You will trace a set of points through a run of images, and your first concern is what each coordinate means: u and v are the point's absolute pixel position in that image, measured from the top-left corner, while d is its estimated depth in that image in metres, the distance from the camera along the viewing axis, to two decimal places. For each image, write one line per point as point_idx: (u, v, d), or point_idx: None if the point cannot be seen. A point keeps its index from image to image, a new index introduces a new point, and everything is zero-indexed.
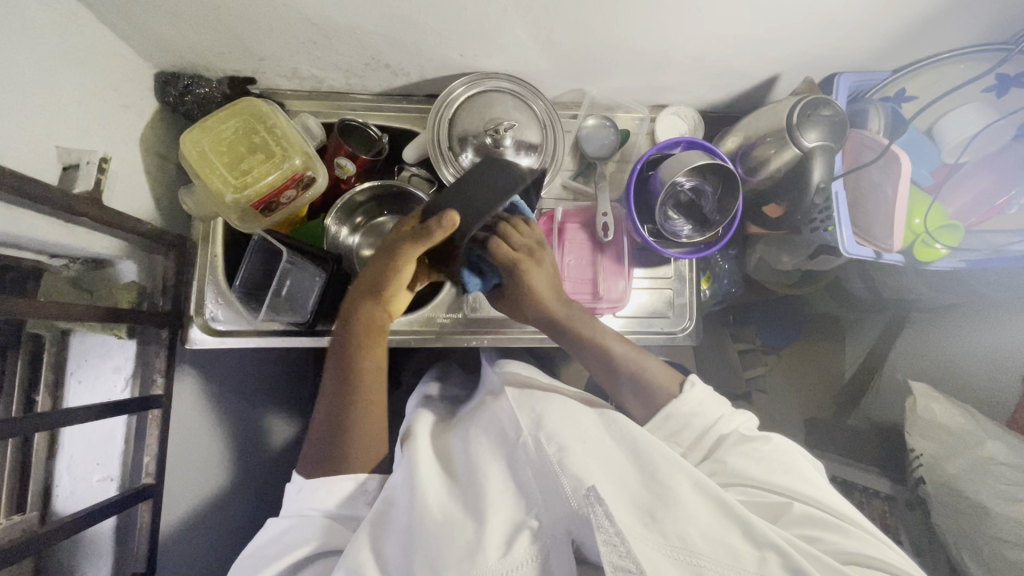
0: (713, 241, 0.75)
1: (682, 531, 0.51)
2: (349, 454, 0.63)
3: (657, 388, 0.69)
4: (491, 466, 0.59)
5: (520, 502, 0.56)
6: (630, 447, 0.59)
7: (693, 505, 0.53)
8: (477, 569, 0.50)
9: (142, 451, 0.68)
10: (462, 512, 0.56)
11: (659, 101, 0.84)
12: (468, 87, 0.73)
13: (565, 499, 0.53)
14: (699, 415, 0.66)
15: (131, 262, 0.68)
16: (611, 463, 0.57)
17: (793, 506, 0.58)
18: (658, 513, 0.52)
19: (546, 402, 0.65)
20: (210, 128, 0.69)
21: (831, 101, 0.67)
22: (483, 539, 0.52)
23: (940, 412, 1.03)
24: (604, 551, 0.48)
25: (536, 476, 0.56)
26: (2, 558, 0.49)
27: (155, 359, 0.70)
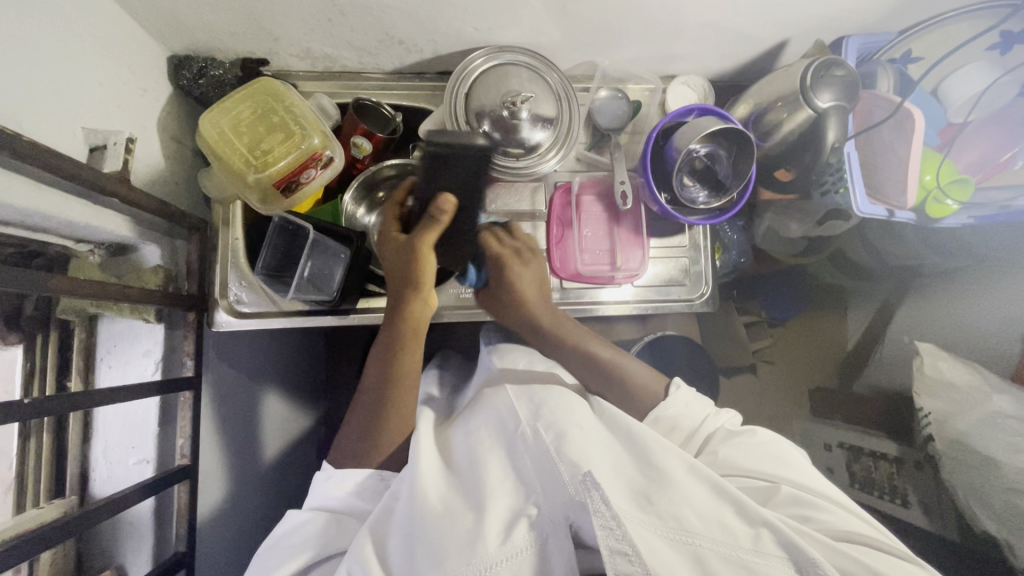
0: (728, 206, 0.77)
1: (677, 511, 0.50)
2: (378, 444, 0.66)
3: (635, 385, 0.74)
4: (490, 454, 0.60)
5: (518, 490, 0.55)
6: (625, 434, 0.60)
7: (690, 489, 0.53)
8: (477, 558, 0.50)
9: (176, 433, 0.68)
10: (462, 502, 0.56)
11: (669, 72, 0.85)
12: (487, 59, 0.74)
13: (562, 484, 0.53)
14: (685, 417, 0.69)
15: (155, 246, 0.67)
16: (608, 450, 0.58)
17: (780, 489, 0.59)
18: (653, 496, 0.52)
19: (546, 392, 0.66)
20: (228, 108, 0.69)
21: (843, 62, 0.68)
22: (482, 527, 0.52)
23: (947, 370, 1.06)
24: (601, 535, 0.47)
25: (536, 464, 0.57)
26: (52, 532, 0.50)
27: (184, 343, 0.70)
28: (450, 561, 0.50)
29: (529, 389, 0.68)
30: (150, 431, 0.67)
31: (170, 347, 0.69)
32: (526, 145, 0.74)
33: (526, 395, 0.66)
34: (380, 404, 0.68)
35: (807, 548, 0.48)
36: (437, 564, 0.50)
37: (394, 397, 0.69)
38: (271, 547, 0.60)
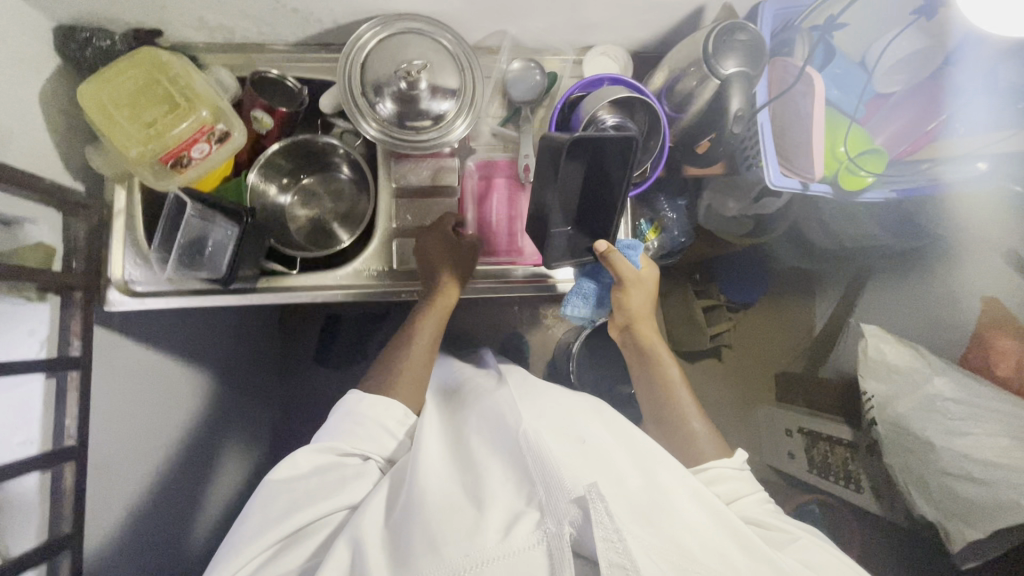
0: (642, 179, 0.75)
1: (679, 539, 0.54)
2: (405, 391, 0.72)
3: (697, 437, 0.75)
4: (496, 457, 0.62)
5: (519, 491, 0.57)
6: (632, 451, 0.64)
7: (689, 514, 0.58)
8: (476, 550, 0.52)
9: (64, 413, 0.67)
10: (464, 500, 0.58)
11: (587, 43, 0.82)
12: (377, 30, 0.70)
13: (565, 489, 0.54)
14: (731, 487, 0.70)
15: (37, 223, 0.65)
16: (613, 463, 0.62)
17: (797, 539, 0.63)
18: (657, 518, 0.56)
19: (549, 401, 0.69)
20: (108, 79, 0.66)
21: (745, 25, 0.65)
22: (483, 522, 0.54)
23: (891, 353, 1.01)
24: (603, 547, 0.49)
25: (537, 463, 0.58)
26: None
27: (73, 322, 0.68)
28: (448, 548, 0.52)
29: (535, 395, 0.71)
30: (34, 413, 0.65)
31: (58, 325, 0.67)
32: (428, 118, 0.72)
33: (530, 402, 0.69)
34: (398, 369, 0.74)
35: None
36: (432, 550, 0.52)
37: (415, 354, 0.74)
38: (283, 485, 0.61)
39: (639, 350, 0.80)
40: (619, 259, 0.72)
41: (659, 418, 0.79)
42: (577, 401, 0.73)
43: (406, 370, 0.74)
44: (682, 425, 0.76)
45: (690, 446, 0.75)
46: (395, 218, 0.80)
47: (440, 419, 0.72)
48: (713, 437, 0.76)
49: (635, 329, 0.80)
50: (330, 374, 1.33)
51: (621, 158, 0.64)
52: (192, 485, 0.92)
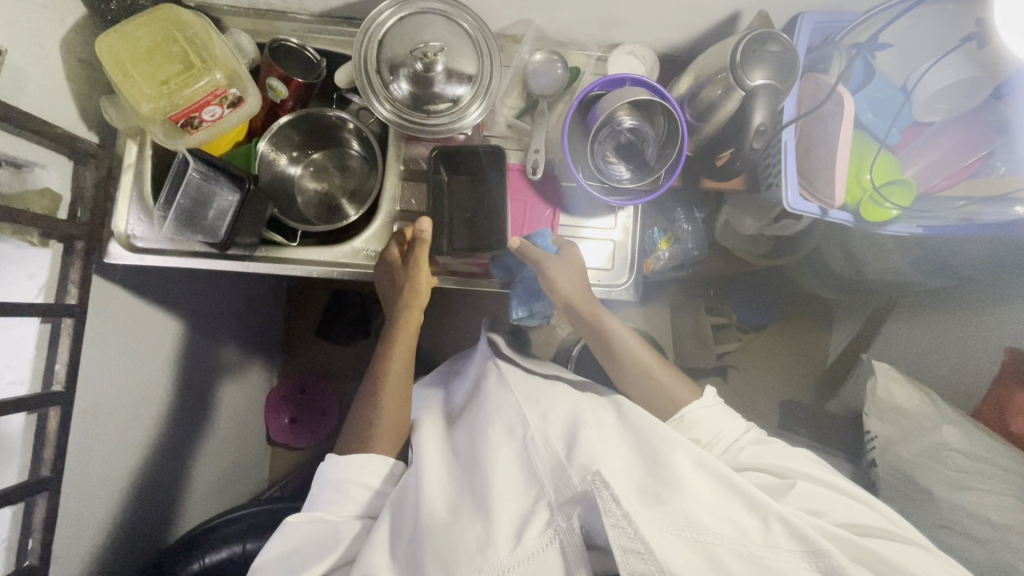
0: (654, 188, 0.71)
1: (686, 509, 0.53)
2: (382, 436, 0.70)
3: (666, 390, 0.75)
4: (497, 454, 0.63)
5: (528, 494, 0.58)
6: (634, 440, 0.64)
7: (694, 484, 0.56)
8: (489, 563, 0.52)
9: (55, 359, 0.68)
10: (471, 506, 0.58)
11: (614, 40, 0.79)
12: (396, 10, 0.68)
13: (572, 487, 0.56)
14: (715, 426, 0.70)
15: (46, 170, 0.65)
16: (617, 453, 0.62)
17: (796, 485, 0.61)
18: (662, 495, 0.55)
19: (553, 405, 0.70)
20: (126, 33, 0.66)
21: (780, 35, 0.61)
22: (492, 533, 0.54)
23: (900, 395, 0.97)
24: (613, 535, 0.49)
25: (546, 467, 0.60)
26: None
27: (72, 271, 0.69)
28: (461, 567, 0.52)
29: (536, 397, 0.73)
30: (25, 354, 0.66)
31: (57, 272, 0.68)
32: (441, 102, 0.71)
33: (533, 404, 0.71)
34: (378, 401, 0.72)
35: (819, 540, 0.50)
36: (447, 571, 0.53)
37: (387, 395, 0.73)
38: (277, 564, 0.60)
39: (592, 327, 0.77)
40: (532, 251, 0.71)
41: (633, 387, 0.77)
42: (586, 398, 0.74)
43: (385, 408, 0.72)
44: (653, 378, 0.76)
45: (662, 395, 0.75)
46: (400, 200, 0.80)
47: (442, 435, 0.75)
48: (680, 380, 0.76)
49: (581, 310, 0.75)
50: (330, 348, 1.34)
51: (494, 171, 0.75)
52: (181, 442, 0.94)
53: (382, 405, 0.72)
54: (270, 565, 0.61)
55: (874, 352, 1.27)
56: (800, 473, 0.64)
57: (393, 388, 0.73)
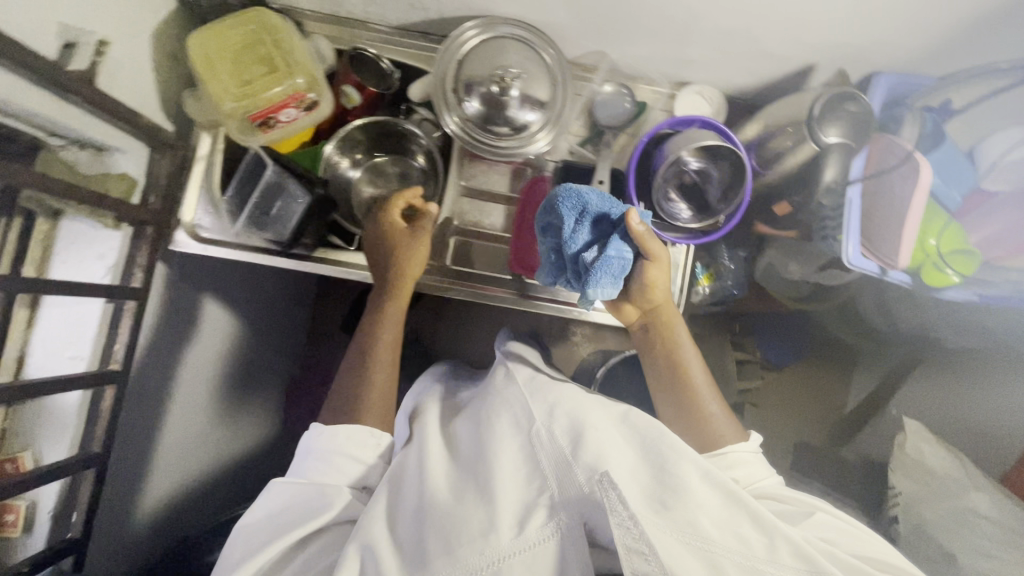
0: (711, 230, 0.72)
1: (692, 517, 0.51)
2: (375, 412, 0.68)
3: (710, 421, 0.70)
4: (501, 445, 0.61)
5: (530, 485, 0.58)
6: (641, 438, 0.61)
7: (702, 494, 0.54)
8: (490, 547, 0.53)
9: (114, 339, 0.71)
10: (475, 491, 0.58)
11: (684, 79, 0.80)
12: (480, 32, 0.70)
13: (578, 485, 0.55)
14: (750, 466, 0.67)
15: (123, 155, 0.68)
16: (623, 454, 0.59)
17: (815, 514, 0.59)
18: (667, 499, 0.53)
19: (559, 392, 0.67)
20: (217, 33, 0.67)
21: (860, 95, 0.62)
22: (496, 518, 0.55)
23: (929, 454, 0.98)
24: (617, 533, 0.49)
25: (553, 467, 0.58)
26: None
27: (139, 254, 0.72)
28: (463, 548, 0.53)
29: (545, 388, 0.69)
30: (89, 332, 0.69)
31: (124, 255, 0.70)
32: (511, 126, 0.72)
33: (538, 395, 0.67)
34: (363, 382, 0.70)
35: (825, 563, 0.49)
36: (448, 551, 0.53)
37: (379, 365, 0.71)
38: (257, 526, 0.60)
39: (660, 336, 0.74)
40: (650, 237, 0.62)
41: (674, 409, 0.72)
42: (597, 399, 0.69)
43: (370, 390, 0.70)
44: (701, 410, 0.71)
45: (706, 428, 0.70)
46: (457, 215, 0.82)
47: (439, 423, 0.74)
48: (727, 418, 0.71)
49: (661, 312, 0.73)
50: None
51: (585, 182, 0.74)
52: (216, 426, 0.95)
53: (370, 373, 0.71)
54: (256, 522, 0.61)
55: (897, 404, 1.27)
56: (818, 505, 0.62)
57: (382, 354, 0.72)
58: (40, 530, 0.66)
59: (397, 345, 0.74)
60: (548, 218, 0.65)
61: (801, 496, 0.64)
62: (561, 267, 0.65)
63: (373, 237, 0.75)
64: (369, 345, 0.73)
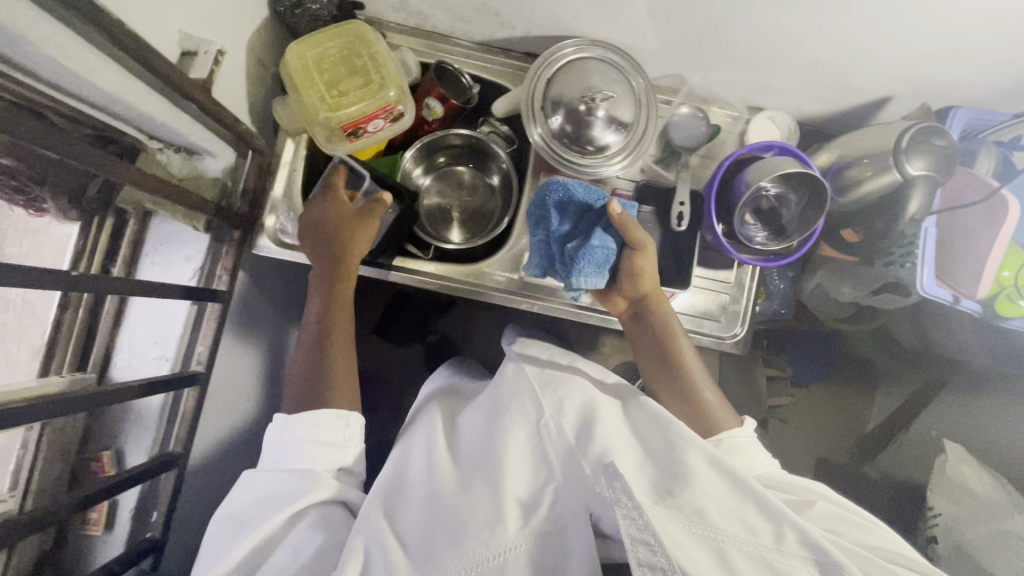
0: (785, 254, 0.74)
1: (697, 504, 0.49)
2: (338, 388, 0.67)
3: (707, 406, 0.69)
4: (506, 436, 0.61)
5: (537, 477, 0.58)
6: (649, 428, 0.60)
7: (708, 481, 0.52)
8: (496, 539, 0.53)
9: (196, 340, 0.73)
10: (482, 481, 0.59)
11: (756, 104, 0.82)
12: (573, 53, 0.72)
13: (583, 475, 0.55)
14: (750, 451, 0.65)
15: (216, 159, 0.68)
16: (627, 447, 0.58)
17: (816, 505, 0.56)
18: (672, 488, 0.51)
19: (566, 385, 0.67)
20: (316, 43, 0.69)
21: (947, 132, 0.64)
22: (502, 511, 0.55)
23: (970, 476, 1.00)
24: (622, 523, 0.47)
25: (562, 459, 0.57)
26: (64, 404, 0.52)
27: (223, 257, 0.75)
28: (470, 539, 0.53)
29: (551, 381, 0.68)
30: (175, 331, 0.71)
31: (209, 257, 0.74)
32: (593, 145, 0.72)
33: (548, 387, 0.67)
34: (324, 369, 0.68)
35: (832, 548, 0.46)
36: (456, 542, 0.53)
37: (335, 341, 0.70)
38: (238, 517, 0.58)
39: (653, 326, 0.73)
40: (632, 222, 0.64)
41: (672, 398, 0.72)
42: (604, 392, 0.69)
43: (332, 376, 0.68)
44: (696, 396, 0.70)
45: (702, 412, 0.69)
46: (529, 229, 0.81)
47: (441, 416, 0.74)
48: (724, 404, 0.70)
49: (653, 302, 0.73)
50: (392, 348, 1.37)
51: (662, 200, 0.77)
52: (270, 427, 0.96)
53: (332, 347, 0.70)
54: (235, 513, 0.59)
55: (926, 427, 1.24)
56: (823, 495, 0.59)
57: (339, 327, 0.71)
58: (121, 528, 0.68)
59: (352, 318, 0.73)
60: (539, 211, 0.71)
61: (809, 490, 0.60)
62: (550, 256, 0.72)
63: (308, 224, 0.72)
64: (326, 322, 0.71)
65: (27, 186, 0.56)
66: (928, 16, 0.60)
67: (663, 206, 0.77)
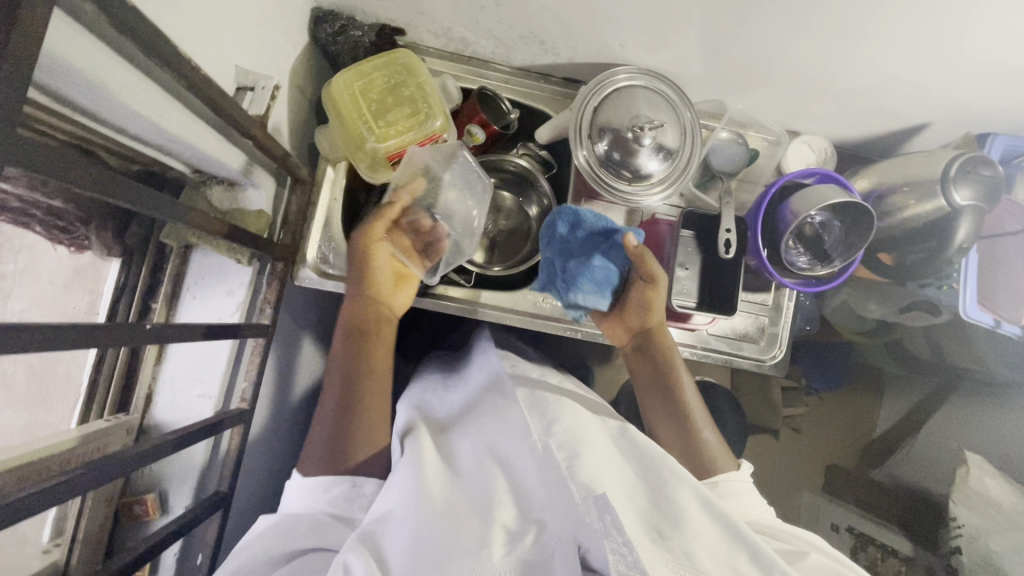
0: (828, 278, 0.74)
1: (688, 549, 0.50)
2: (366, 434, 0.63)
3: (704, 445, 0.67)
4: (501, 466, 0.60)
5: (523, 505, 0.56)
6: (640, 460, 0.59)
7: (700, 522, 0.52)
8: (481, 565, 0.49)
9: (239, 377, 0.69)
10: (470, 510, 0.56)
11: (794, 128, 0.84)
12: (623, 81, 0.72)
13: (572, 504, 0.51)
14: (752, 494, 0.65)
15: (259, 190, 0.67)
16: (620, 477, 0.56)
17: (810, 555, 0.54)
18: (665, 528, 0.51)
19: (557, 410, 0.63)
20: (364, 72, 0.68)
21: (993, 162, 0.67)
22: (490, 536, 0.52)
23: (993, 488, 1.01)
24: (612, 559, 0.48)
25: (547, 481, 0.55)
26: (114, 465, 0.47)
27: (265, 290, 0.70)
28: (454, 564, 0.48)
29: (541, 406, 0.64)
30: (217, 368, 0.68)
31: (252, 291, 0.70)
32: (640, 172, 0.72)
33: (537, 412, 0.63)
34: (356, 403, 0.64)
35: None
36: (440, 565, 0.48)
37: (367, 386, 0.65)
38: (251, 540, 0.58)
39: (654, 357, 0.72)
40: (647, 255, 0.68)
41: (669, 431, 0.70)
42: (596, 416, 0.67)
43: (367, 410, 0.64)
44: (694, 436, 0.68)
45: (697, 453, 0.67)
46: None
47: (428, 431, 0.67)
48: (722, 445, 0.69)
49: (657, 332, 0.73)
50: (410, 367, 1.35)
51: (706, 226, 0.77)
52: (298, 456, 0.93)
53: (363, 403, 0.64)
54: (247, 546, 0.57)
55: (926, 430, 1.23)
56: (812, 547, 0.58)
57: (370, 389, 0.65)
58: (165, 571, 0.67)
59: (385, 378, 0.67)
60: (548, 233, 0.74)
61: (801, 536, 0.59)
62: (549, 272, 0.73)
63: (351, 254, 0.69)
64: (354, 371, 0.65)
65: (73, 226, 0.55)
66: (978, 50, 0.62)
67: (706, 231, 0.77)
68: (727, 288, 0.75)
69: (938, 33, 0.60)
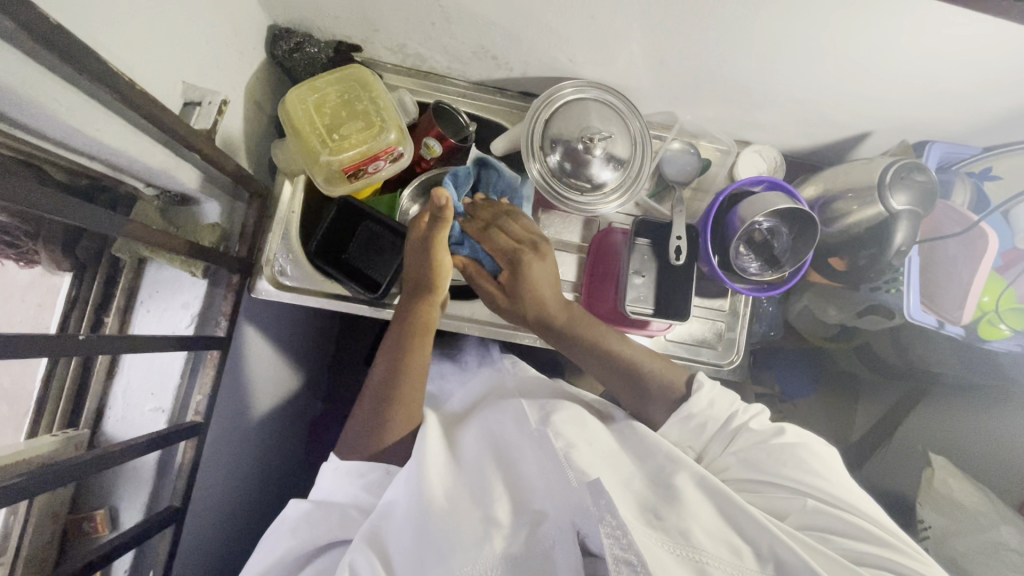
0: (778, 283, 0.76)
1: (685, 528, 0.51)
2: (400, 416, 0.65)
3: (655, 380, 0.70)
4: (498, 464, 0.62)
5: (526, 496, 0.57)
6: (635, 449, 0.64)
7: (697, 507, 0.54)
8: (482, 555, 0.50)
9: (194, 389, 0.69)
10: (470, 501, 0.57)
11: (745, 138, 0.86)
12: (572, 94, 0.74)
13: (569, 489, 0.53)
14: None
15: (215, 204, 0.67)
16: (618, 465, 0.60)
17: (805, 501, 0.56)
18: (662, 513, 0.53)
19: (558, 406, 0.68)
20: (317, 88, 0.70)
21: (925, 167, 0.69)
22: (490, 526, 0.53)
23: (957, 488, 1.01)
24: (607, 543, 0.47)
25: (546, 469, 0.58)
26: (55, 477, 0.48)
27: (222, 303, 0.71)
28: (456, 558, 0.49)
29: (541, 402, 0.70)
30: (171, 381, 0.68)
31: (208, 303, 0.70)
32: (592, 182, 0.73)
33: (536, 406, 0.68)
34: (398, 386, 0.66)
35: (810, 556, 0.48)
36: (442, 560, 0.49)
37: (410, 376, 0.67)
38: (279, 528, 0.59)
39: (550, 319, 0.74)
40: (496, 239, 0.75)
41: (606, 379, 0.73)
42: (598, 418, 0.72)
43: (405, 397, 0.66)
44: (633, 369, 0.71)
45: (649, 398, 0.70)
46: None
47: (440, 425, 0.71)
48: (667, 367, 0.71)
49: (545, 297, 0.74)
50: None
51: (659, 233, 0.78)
52: (264, 471, 0.92)
53: (403, 389, 0.66)
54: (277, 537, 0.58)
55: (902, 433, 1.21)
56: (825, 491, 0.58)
57: (411, 379, 0.67)
58: None
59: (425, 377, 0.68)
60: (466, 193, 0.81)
61: (774, 493, 0.59)
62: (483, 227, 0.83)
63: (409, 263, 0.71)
64: (399, 360, 0.67)
65: (20, 241, 0.55)
66: (905, 62, 0.64)
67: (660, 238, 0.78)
68: (680, 294, 0.77)
69: (866, 46, 0.63)
